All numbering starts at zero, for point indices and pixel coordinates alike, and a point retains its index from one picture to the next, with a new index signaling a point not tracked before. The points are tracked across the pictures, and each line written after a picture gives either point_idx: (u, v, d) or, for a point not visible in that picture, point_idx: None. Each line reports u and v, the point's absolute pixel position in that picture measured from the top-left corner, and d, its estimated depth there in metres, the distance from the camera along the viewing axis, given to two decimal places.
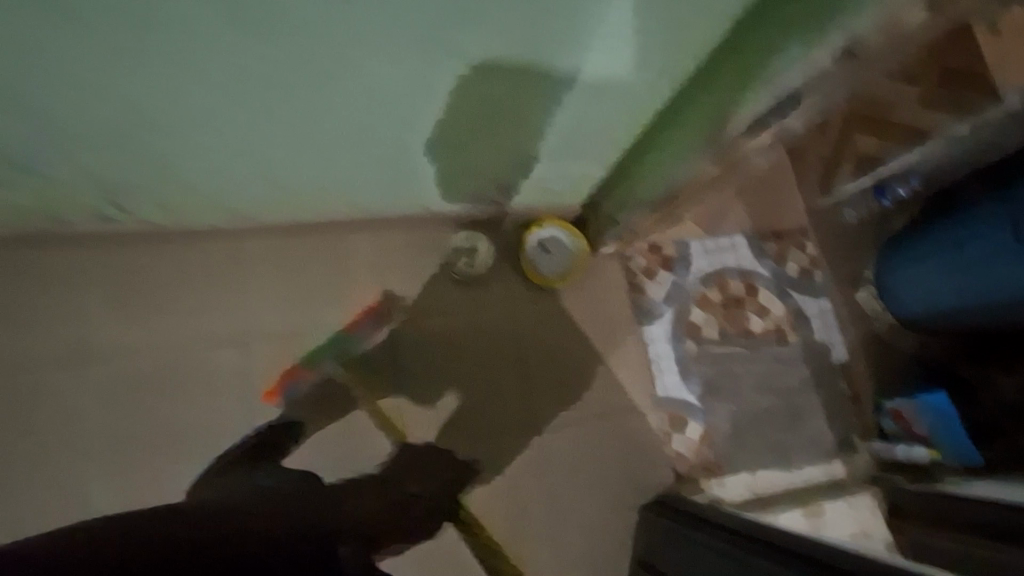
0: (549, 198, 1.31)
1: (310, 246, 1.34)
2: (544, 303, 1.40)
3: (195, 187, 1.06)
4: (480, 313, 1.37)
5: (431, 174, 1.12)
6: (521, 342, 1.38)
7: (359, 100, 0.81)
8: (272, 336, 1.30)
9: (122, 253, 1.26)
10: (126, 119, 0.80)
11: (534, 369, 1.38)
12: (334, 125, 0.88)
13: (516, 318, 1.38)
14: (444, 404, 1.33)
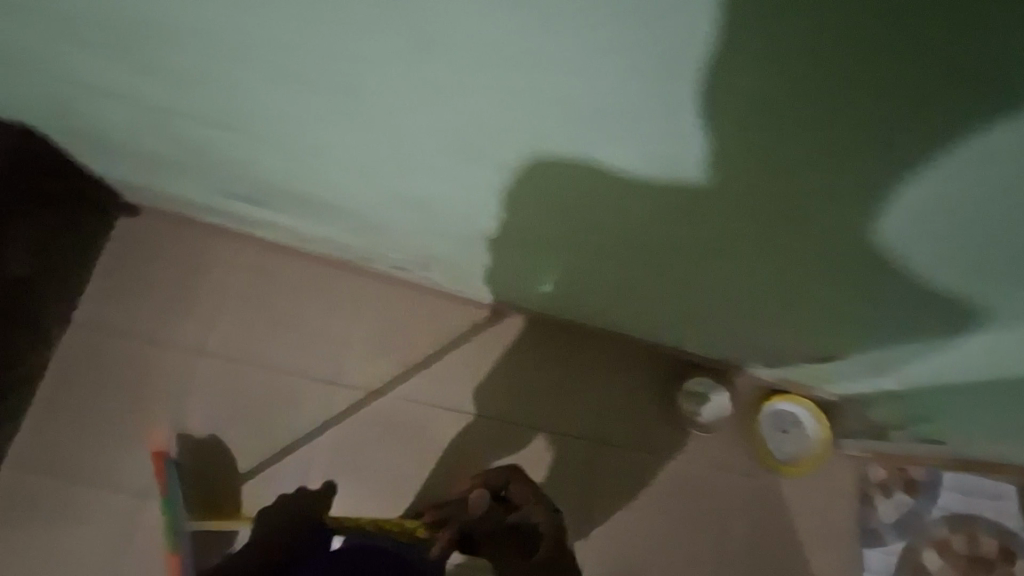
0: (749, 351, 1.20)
1: (545, 339, 1.30)
2: (721, 440, 1.27)
3: (410, 233, 1.07)
4: (639, 426, 1.27)
5: (645, 290, 1.06)
6: (679, 465, 1.25)
7: (625, 207, 0.79)
8: (476, 413, 1.25)
9: (315, 278, 1.27)
10: (413, 174, 0.85)
11: (686, 493, 1.25)
12: (592, 220, 0.86)
13: (676, 443, 1.26)
14: (579, 492, 1.23)
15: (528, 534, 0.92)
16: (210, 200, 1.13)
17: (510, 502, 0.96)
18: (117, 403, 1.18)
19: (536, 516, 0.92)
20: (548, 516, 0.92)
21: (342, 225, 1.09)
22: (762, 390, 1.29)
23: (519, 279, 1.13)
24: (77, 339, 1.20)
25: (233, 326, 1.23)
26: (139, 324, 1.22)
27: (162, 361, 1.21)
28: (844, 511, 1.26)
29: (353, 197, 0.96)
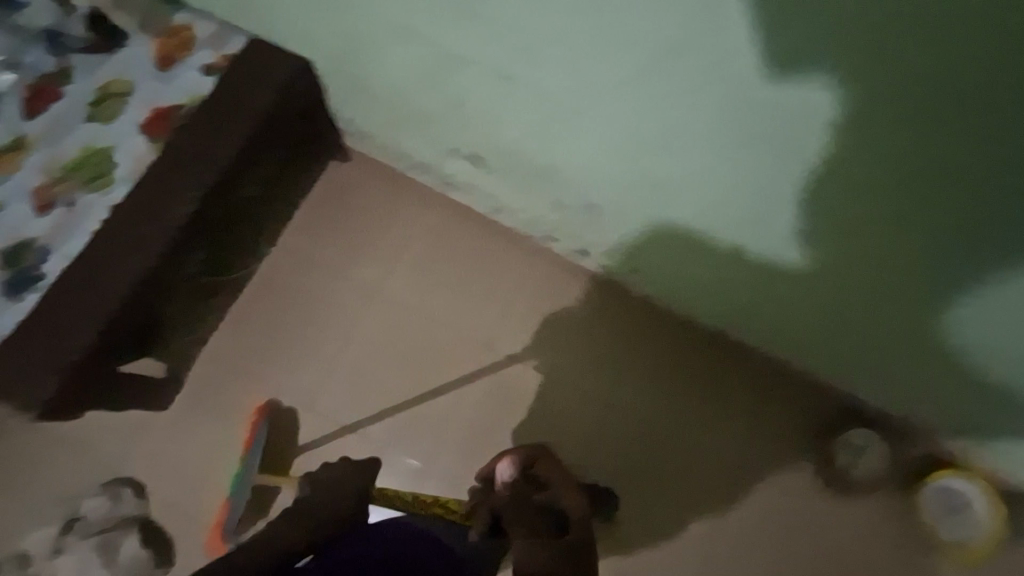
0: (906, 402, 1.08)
1: (702, 356, 1.23)
2: (858, 496, 1.15)
3: (573, 204, 1.07)
4: (763, 460, 1.18)
5: (804, 311, 0.99)
6: (798, 513, 1.15)
7: (821, 203, 0.76)
8: (591, 403, 1.22)
9: (462, 235, 1.32)
10: (607, 136, 0.86)
11: (803, 546, 1.14)
12: (776, 214, 0.82)
13: (799, 490, 1.16)
14: (683, 513, 1.16)
15: (556, 518, 0.73)
16: (419, 155, 1.22)
17: (539, 482, 0.82)
18: (295, 322, 1.27)
19: (564, 498, 0.77)
20: (578, 501, 0.76)
21: (543, 199, 1.11)
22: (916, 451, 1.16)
23: (694, 288, 1.10)
24: (275, 257, 1.31)
25: (409, 276, 1.30)
26: (328, 255, 1.31)
27: (340, 294, 1.29)
28: None
29: (566, 173, 0.99)
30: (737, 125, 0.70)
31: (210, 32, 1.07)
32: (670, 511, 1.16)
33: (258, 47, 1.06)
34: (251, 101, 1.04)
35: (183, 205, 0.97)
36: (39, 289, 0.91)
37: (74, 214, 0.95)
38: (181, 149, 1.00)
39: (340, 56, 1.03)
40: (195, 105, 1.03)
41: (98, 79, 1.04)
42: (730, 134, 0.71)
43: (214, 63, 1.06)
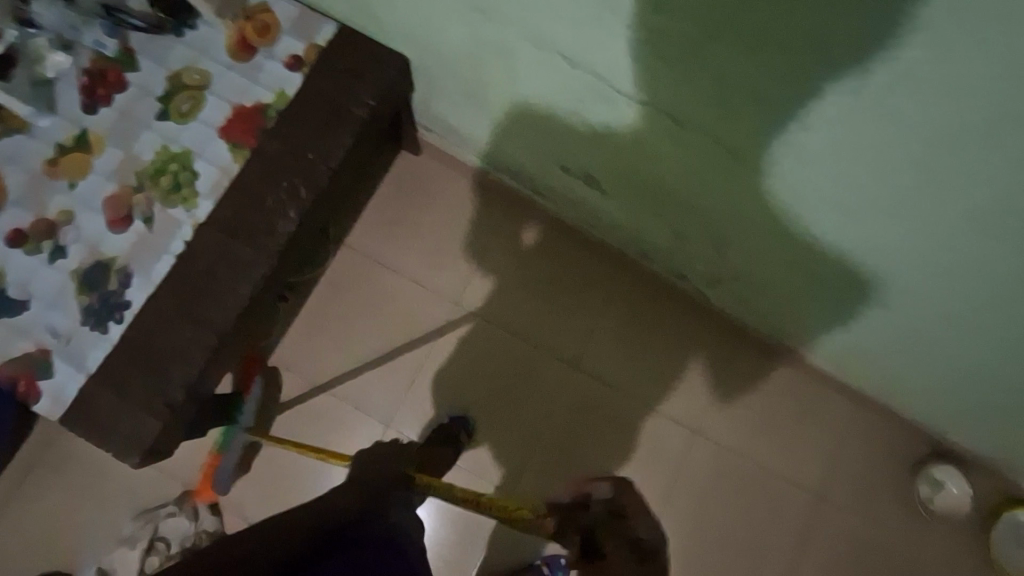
0: (991, 445, 1.09)
1: (791, 384, 1.22)
2: (923, 524, 1.18)
3: (683, 233, 1.00)
4: (836, 485, 1.19)
5: (919, 362, 0.96)
6: (866, 538, 1.17)
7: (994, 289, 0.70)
8: (671, 420, 1.20)
9: (543, 243, 1.25)
10: (749, 194, 0.78)
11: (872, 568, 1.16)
12: (933, 289, 0.76)
13: (871, 516, 1.18)
14: (755, 535, 1.17)
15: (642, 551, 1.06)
16: (513, 163, 1.13)
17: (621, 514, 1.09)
18: (370, 331, 1.21)
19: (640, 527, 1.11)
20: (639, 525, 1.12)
21: (656, 226, 1.04)
22: (987, 488, 1.18)
23: (799, 327, 1.07)
24: (345, 259, 1.23)
25: (494, 287, 1.23)
26: (404, 260, 1.24)
27: (418, 302, 1.22)
28: None
29: (692, 209, 0.91)
30: (962, 220, 0.62)
31: (295, 18, 0.94)
32: (741, 533, 1.17)
33: (350, 39, 0.93)
34: (349, 104, 0.92)
35: (283, 228, 0.87)
36: (123, 320, 0.82)
37: (157, 232, 0.85)
38: (274, 161, 0.89)
39: (451, 62, 0.91)
40: (285, 106, 0.91)
41: (166, 68, 0.91)
42: (950, 223, 0.63)
43: (300, 55, 0.93)
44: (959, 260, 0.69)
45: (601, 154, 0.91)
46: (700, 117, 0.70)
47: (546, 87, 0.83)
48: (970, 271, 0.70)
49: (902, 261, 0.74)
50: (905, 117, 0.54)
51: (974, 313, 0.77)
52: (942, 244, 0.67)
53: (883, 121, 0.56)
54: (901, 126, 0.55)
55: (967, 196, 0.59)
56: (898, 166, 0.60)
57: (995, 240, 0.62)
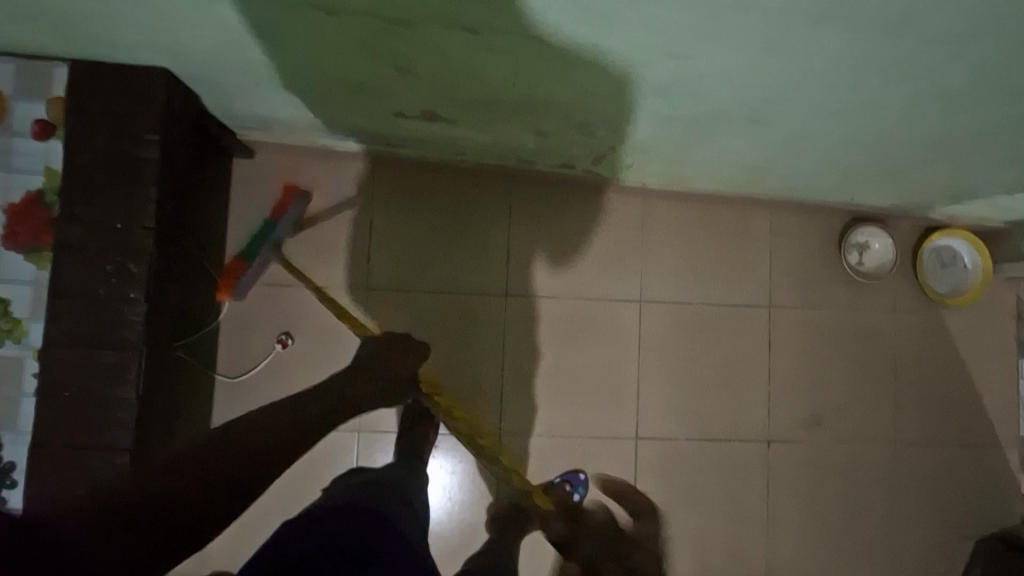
0: (894, 196, 1.15)
1: (708, 216, 1.23)
2: (862, 287, 1.26)
3: (543, 128, 0.94)
4: (777, 287, 1.25)
5: (805, 152, 0.97)
6: (820, 319, 1.25)
7: (836, 65, 0.68)
8: (615, 300, 1.21)
9: (420, 189, 1.17)
10: (577, 70, 0.73)
11: (833, 343, 1.25)
12: (785, 87, 0.74)
13: (816, 300, 1.25)
14: (728, 363, 1.22)
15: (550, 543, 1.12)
16: (352, 127, 1.01)
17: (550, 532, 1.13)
18: (296, 355, 1.13)
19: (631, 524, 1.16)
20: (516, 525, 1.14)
21: (519, 132, 0.97)
22: (905, 231, 1.26)
23: (688, 166, 1.06)
24: (236, 298, 1.12)
25: (398, 255, 1.16)
26: (292, 269, 1.14)
27: (330, 303, 1.15)
28: (988, 330, 1.28)
29: (535, 104, 0.85)
30: (783, 14, 0.58)
31: (15, 76, 0.78)
32: (716, 368, 1.22)
33: (87, 75, 0.78)
34: (131, 149, 0.79)
35: (133, 312, 0.78)
36: (17, 483, 0.76)
37: (3, 380, 0.77)
38: (82, 249, 0.77)
39: (215, 56, 0.77)
40: (60, 184, 0.78)
41: None
42: (775, 23, 0.60)
43: (47, 118, 0.79)
44: (798, 52, 0.66)
45: (420, 87, 0.82)
46: (493, 19, 0.62)
47: (327, 46, 0.72)
48: (810, 59, 0.67)
49: (750, 71, 0.71)
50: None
51: (832, 93, 0.76)
52: (769, 44, 0.64)
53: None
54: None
55: None
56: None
57: (815, 22, 0.59)
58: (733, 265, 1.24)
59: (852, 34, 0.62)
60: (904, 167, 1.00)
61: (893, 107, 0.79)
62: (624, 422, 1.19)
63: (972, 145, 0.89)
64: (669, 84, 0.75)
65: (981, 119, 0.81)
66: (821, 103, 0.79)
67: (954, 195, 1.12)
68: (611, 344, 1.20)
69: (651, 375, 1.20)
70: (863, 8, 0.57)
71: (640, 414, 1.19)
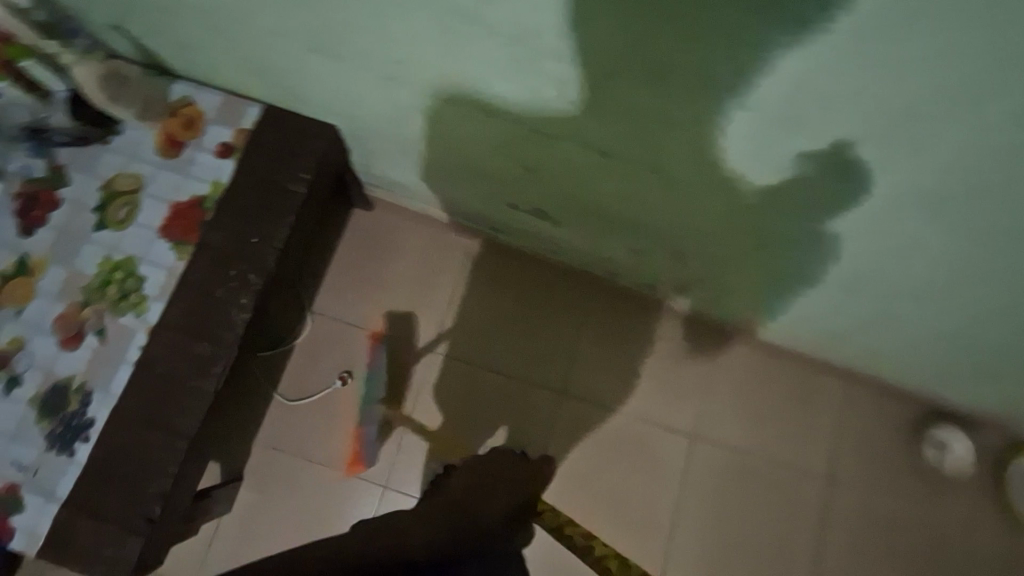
0: (983, 399, 1.09)
1: (778, 369, 1.22)
2: (937, 488, 1.17)
3: (637, 246, 1.00)
4: (839, 463, 1.18)
5: (893, 331, 0.96)
6: (883, 511, 1.16)
7: (935, 256, 0.71)
8: (666, 427, 1.19)
9: (508, 272, 1.25)
10: (685, 203, 0.80)
11: (895, 542, 1.14)
12: (881, 264, 0.77)
13: (881, 490, 1.17)
14: (773, 529, 1.14)
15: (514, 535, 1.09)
16: (464, 205, 1.13)
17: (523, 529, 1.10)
18: (350, 394, 1.18)
19: None
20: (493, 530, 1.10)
21: (613, 244, 1.04)
22: (993, 442, 1.18)
23: (768, 313, 1.08)
24: (314, 329, 1.21)
25: (470, 327, 1.22)
26: (373, 315, 1.22)
27: (396, 356, 1.20)
28: None
29: (637, 223, 0.92)
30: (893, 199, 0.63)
31: (219, 106, 0.94)
32: (757, 532, 1.14)
33: (275, 116, 0.94)
34: (286, 181, 0.92)
35: (238, 316, 0.86)
36: (89, 439, 0.81)
37: (112, 344, 0.85)
38: (218, 252, 0.89)
39: (380, 126, 0.91)
40: (221, 195, 0.91)
41: (99, 178, 0.91)
42: (882, 206, 0.65)
43: (230, 142, 0.93)
44: (901, 236, 0.69)
45: (539, 187, 0.92)
46: (624, 144, 0.71)
47: (475, 137, 0.83)
48: (912, 245, 0.70)
49: (849, 243, 0.75)
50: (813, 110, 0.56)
51: (928, 281, 0.78)
52: (866, 224, 0.69)
53: (793, 120, 0.58)
54: (809, 122, 0.57)
55: (887, 178, 0.60)
56: (818, 161, 0.61)
57: (922, 213, 0.64)
58: (795, 426, 1.19)
59: (956, 232, 0.65)
60: (998, 372, 0.97)
61: (993, 310, 0.79)
62: (648, 560, 1.12)
63: None
64: (767, 236, 0.80)
65: None
66: (916, 288, 0.80)
67: None
68: (653, 472, 1.16)
69: (689, 516, 1.14)
70: (971, 209, 0.61)
71: (667, 558, 1.12)
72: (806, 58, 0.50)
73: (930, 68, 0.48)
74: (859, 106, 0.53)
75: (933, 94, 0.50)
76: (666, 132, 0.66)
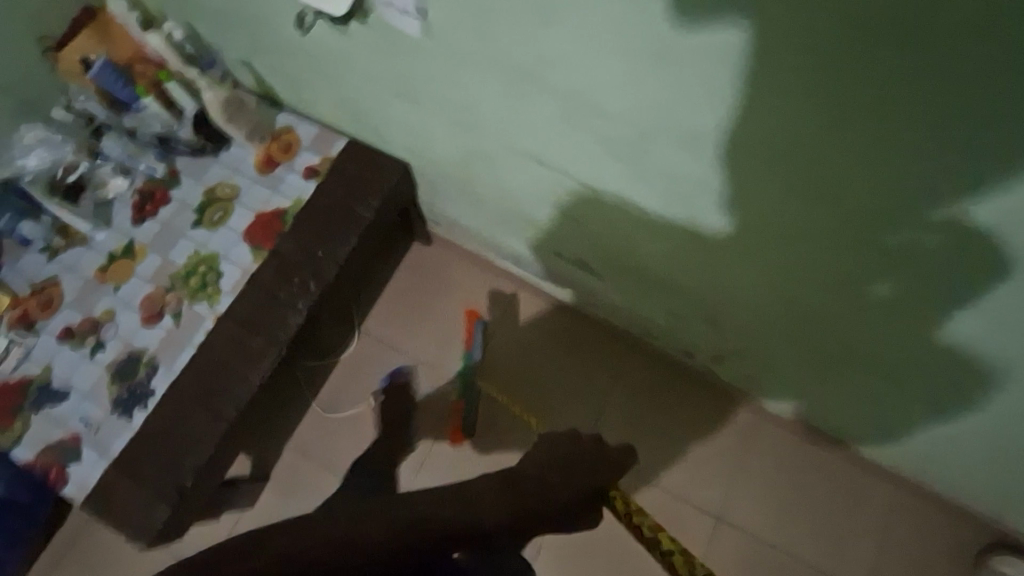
0: None
1: (818, 461, 1.15)
2: None
3: (674, 308, 1.01)
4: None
5: (944, 435, 0.90)
6: None
7: (980, 355, 0.68)
8: (688, 501, 1.14)
9: (549, 319, 1.28)
10: (721, 268, 0.81)
11: None
12: (924, 357, 0.74)
13: None
14: None
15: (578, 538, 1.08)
16: (516, 250, 1.19)
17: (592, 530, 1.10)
18: (380, 413, 1.23)
19: None
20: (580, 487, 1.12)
21: (652, 303, 1.05)
22: None
23: (808, 396, 1.03)
24: (359, 347, 1.28)
25: (504, 366, 1.25)
26: (415, 341, 1.28)
27: (430, 384, 1.25)
28: None
29: (675, 284, 0.93)
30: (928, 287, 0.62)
31: (313, 136, 1.08)
32: None
33: (357, 149, 1.05)
34: (356, 206, 1.02)
35: (293, 318, 0.95)
36: (146, 407, 0.90)
37: (183, 327, 0.95)
38: (287, 259, 0.99)
39: (446, 166, 1.01)
40: (299, 211, 1.02)
41: (203, 184, 1.05)
42: (916, 293, 0.64)
43: (316, 167, 1.05)
44: (942, 328, 0.67)
45: (583, 239, 0.97)
46: (662, 201, 0.75)
47: (528, 184, 0.90)
48: (954, 339, 0.68)
49: (890, 330, 0.73)
50: (838, 186, 0.57)
51: (977, 382, 0.73)
52: (902, 309, 0.67)
53: (819, 193, 0.60)
54: (836, 200, 0.59)
55: (920, 265, 0.60)
56: (849, 238, 0.62)
57: (960, 305, 0.62)
58: (832, 526, 1.11)
59: (999, 330, 0.63)
60: None
61: None
62: None
63: None
64: (802, 311, 0.79)
65: None
66: (964, 388, 0.76)
67: None
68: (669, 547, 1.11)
69: None
70: (1014, 306, 0.58)
71: None
72: (825, 136, 0.53)
73: (950, 161, 0.48)
74: (884, 190, 0.54)
75: (956, 189, 0.50)
76: (703, 195, 0.69)
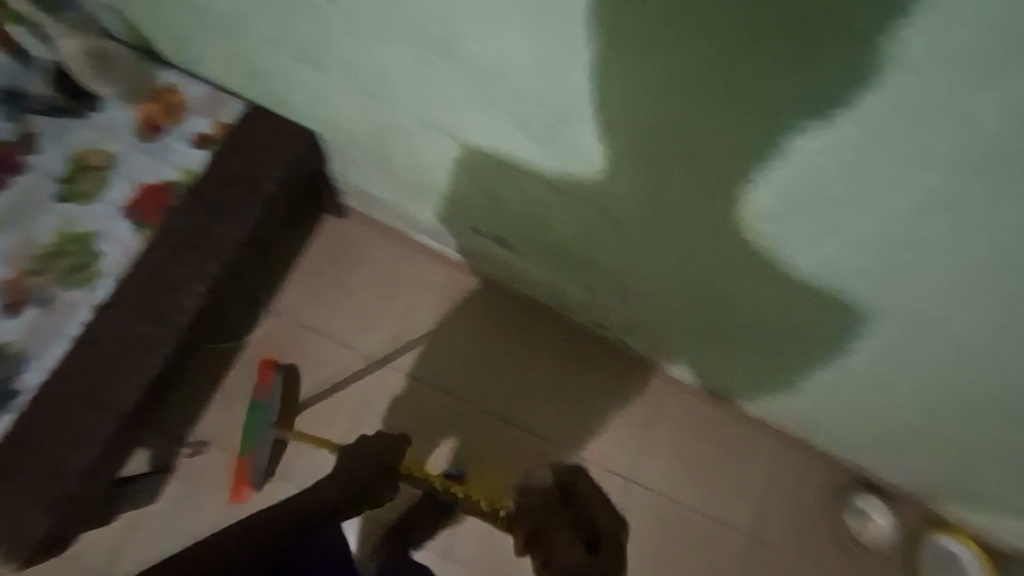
0: (900, 473, 1.14)
1: (715, 421, 1.25)
2: (851, 555, 1.21)
3: (589, 284, 1.04)
4: (762, 518, 1.21)
5: (819, 395, 1.01)
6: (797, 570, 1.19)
7: (851, 329, 0.76)
8: (600, 463, 1.21)
9: (468, 294, 1.27)
10: (632, 249, 0.84)
11: None
12: (806, 332, 0.82)
13: (798, 549, 1.20)
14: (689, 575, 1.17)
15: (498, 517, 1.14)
16: (432, 225, 1.15)
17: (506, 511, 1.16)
18: (293, 395, 1.18)
19: None
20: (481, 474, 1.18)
21: (567, 279, 1.07)
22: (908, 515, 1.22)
23: (707, 364, 1.12)
24: (268, 327, 1.21)
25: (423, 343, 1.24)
26: (328, 319, 1.23)
27: (346, 363, 1.21)
28: None
29: (590, 262, 0.96)
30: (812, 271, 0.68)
31: (202, 96, 0.97)
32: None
33: (255, 114, 0.96)
34: (256, 178, 0.93)
35: (189, 303, 0.87)
36: (12, 407, 0.80)
37: (54, 314, 0.84)
38: (179, 238, 0.89)
39: (355, 137, 0.94)
40: (191, 183, 0.92)
41: (70, 150, 0.92)
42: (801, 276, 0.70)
43: (208, 133, 0.95)
44: (821, 305, 0.74)
45: (501, 217, 0.96)
46: (577, 185, 0.76)
47: (443, 160, 0.87)
48: (830, 316, 0.75)
49: (779, 308, 0.79)
50: (739, 183, 0.60)
51: (847, 352, 0.83)
52: (790, 290, 0.74)
53: (721, 187, 0.62)
54: (735, 190, 0.62)
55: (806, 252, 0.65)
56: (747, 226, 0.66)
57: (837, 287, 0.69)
58: (724, 477, 1.23)
59: (866, 308, 0.70)
60: (911, 447, 1.02)
61: (904, 386, 0.84)
62: None
63: (978, 453, 0.91)
64: (704, 290, 0.85)
65: (985, 431, 0.84)
66: (837, 356, 0.85)
67: (961, 498, 1.10)
68: None
69: None
70: (880, 289, 0.66)
71: None
72: (728, 138, 0.55)
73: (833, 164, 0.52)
74: (778, 183, 0.57)
75: (840, 185, 0.54)
76: (619, 181, 0.70)
